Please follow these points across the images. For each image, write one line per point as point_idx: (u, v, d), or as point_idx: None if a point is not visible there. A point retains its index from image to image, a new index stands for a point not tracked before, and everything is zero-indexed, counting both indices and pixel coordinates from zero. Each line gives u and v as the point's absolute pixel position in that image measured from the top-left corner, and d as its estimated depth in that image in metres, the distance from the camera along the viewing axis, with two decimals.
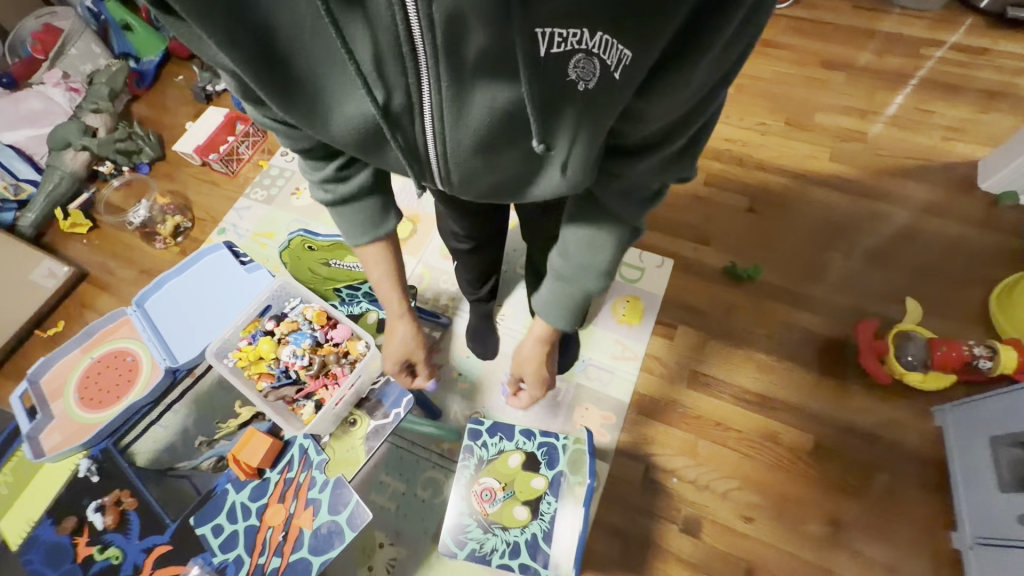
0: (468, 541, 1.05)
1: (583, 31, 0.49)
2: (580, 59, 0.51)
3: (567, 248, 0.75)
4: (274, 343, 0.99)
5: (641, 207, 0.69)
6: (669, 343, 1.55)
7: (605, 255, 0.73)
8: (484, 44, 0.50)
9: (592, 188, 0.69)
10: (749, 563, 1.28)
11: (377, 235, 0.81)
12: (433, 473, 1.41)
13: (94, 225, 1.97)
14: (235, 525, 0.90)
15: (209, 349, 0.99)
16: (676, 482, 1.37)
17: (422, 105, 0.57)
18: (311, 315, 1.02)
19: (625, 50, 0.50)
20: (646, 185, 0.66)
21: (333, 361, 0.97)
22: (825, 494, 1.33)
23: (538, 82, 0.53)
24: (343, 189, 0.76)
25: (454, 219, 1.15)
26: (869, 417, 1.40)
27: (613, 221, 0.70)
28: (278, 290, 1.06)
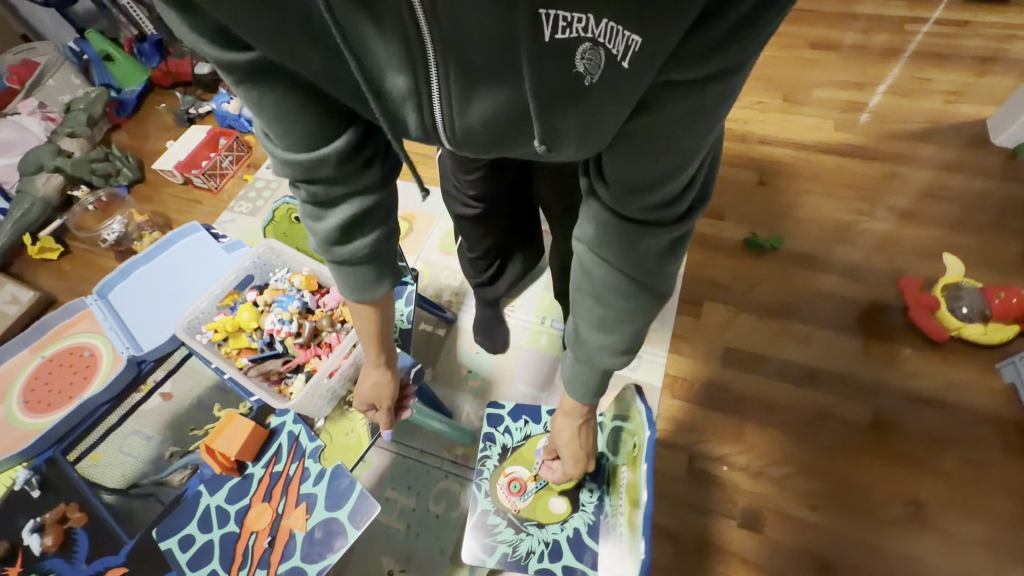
0: (497, 544, 0.87)
1: (588, 16, 0.40)
2: (586, 50, 0.42)
3: (581, 338, 0.63)
4: (255, 311, 0.85)
5: (655, 267, 0.57)
6: (696, 321, 1.40)
7: (626, 331, 0.61)
8: (485, 34, 0.42)
9: (600, 254, 0.57)
10: (826, 557, 1.09)
11: (364, 299, 0.74)
12: (446, 483, 1.22)
13: (65, 250, 1.84)
14: (208, 534, 0.73)
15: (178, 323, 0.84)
16: (728, 470, 1.19)
17: (429, 104, 0.49)
18: (300, 281, 0.88)
19: (633, 36, 0.40)
20: (657, 242, 0.54)
21: (326, 327, 0.83)
22: (899, 470, 1.16)
23: (543, 77, 0.44)
24: (339, 250, 0.68)
25: (462, 179, 1.07)
26: (930, 380, 1.26)
27: (626, 296, 0.58)
28: (260, 258, 0.92)
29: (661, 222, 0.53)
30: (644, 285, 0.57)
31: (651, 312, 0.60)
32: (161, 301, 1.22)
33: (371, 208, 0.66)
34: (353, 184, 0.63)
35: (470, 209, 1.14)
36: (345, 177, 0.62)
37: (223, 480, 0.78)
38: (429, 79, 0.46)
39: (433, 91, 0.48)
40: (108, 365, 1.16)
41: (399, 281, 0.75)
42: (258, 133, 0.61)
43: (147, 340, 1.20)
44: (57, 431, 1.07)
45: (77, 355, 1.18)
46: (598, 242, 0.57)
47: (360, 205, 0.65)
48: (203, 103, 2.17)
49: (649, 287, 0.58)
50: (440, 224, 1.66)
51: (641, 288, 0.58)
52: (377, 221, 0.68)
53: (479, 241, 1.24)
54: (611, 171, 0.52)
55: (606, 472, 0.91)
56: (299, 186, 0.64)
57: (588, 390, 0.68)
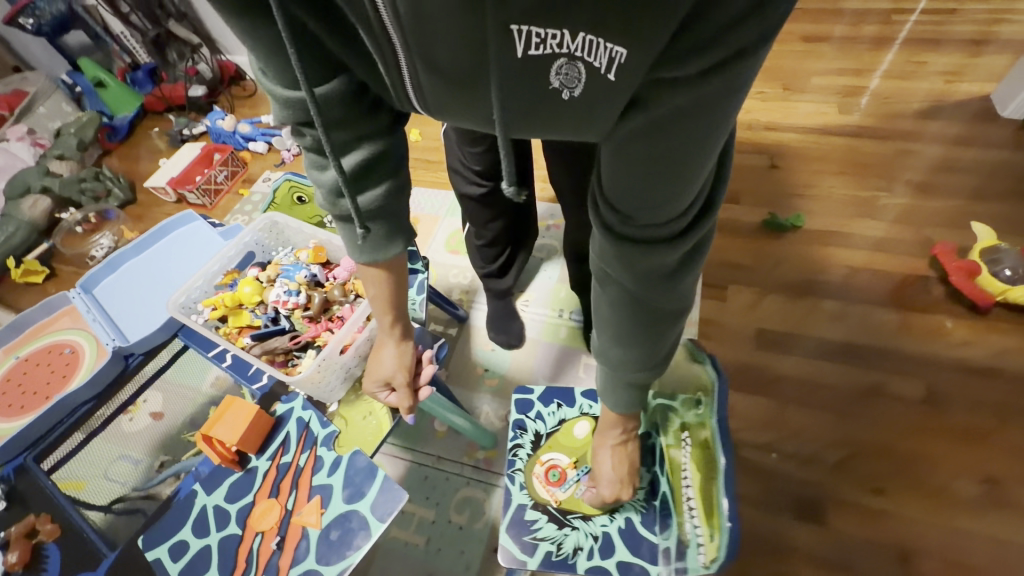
0: (537, 542, 0.75)
1: (563, 31, 0.37)
2: (562, 64, 0.40)
3: (600, 348, 0.59)
4: (258, 286, 0.85)
5: (663, 288, 0.50)
6: (723, 304, 1.31)
7: (635, 346, 0.56)
8: (454, 46, 0.41)
9: (605, 271, 0.52)
10: (899, 547, 0.98)
11: (374, 259, 0.64)
12: (468, 491, 1.10)
13: (51, 273, 1.75)
14: (205, 538, 0.62)
15: (172, 301, 0.83)
16: (776, 459, 1.08)
17: (403, 86, 0.48)
18: (307, 255, 0.88)
19: (618, 46, 0.36)
20: (663, 263, 0.48)
21: (337, 299, 0.81)
22: (963, 446, 1.07)
23: (516, 88, 0.43)
24: (344, 203, 0.61)
25: (469, 153, 1.00)
26: (979, 349, 1.18)
27: (629, 315, 0.53)
28: (261, 234, 0.91)
29: (663, 239, 0.46)
30: (651, 301, 0.52)
31: (664, 326, 0.55)
32: (150, 293, 1.20)
33: (379, 156, 0.58)
34: (354, 129, 0.55)
35: (478, 188, 1.06)
36: (346, 122, 0.55)
37: (221, 477, 0.67)
38: (399, 68, 0.46)
39: (405, 80, 0.47)
40: (92, 360, 1.11)
41: (413, 244, 0.66)
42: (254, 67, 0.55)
43: (131, 330, 1.15)
44: (30, 434, 0.96)
45: (57, 352, 1.14)
46: (601, 257, 0.51)
47: (366, 153, 0.57)
48: (197, 124, 2.12)
49: (658, 304, 0.52)
50: (445, 224, 1.59)
51: (648, 304, 0.52)
52: (387, 171, 0.60)
53: (486, 227, 1.16)
54: (608, 183, 0.46)
55: (657, 454, 0.77)
56: (301, 130, 0.58)
57: (607, 389, 0.64)
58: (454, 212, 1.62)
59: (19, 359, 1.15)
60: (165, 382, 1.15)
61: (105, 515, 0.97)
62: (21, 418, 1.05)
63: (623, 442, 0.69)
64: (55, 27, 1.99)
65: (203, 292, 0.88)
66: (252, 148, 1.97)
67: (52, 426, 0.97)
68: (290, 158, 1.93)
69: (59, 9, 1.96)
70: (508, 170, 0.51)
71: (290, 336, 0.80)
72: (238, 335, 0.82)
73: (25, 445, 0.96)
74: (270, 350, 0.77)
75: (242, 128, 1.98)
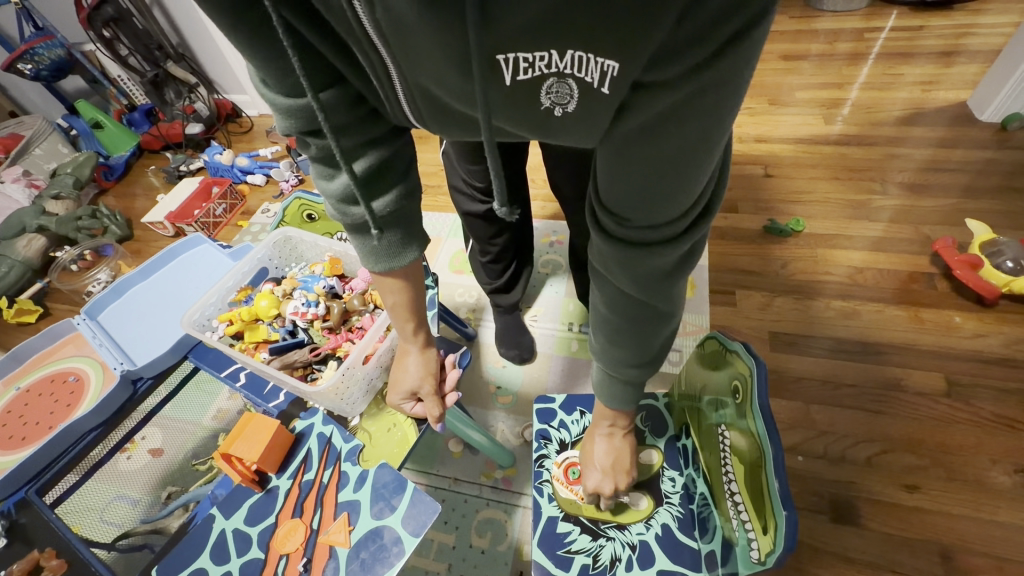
0: (573, 555, 0.72)
1: (551, 52, 0.36)
2: (552, 84, 0.39)
3: (601, 352, 0.58)
4: (274, 300, 0.89)
5: (663, 290, 0.49)
6: (734, 309, 1.31)
7: (635, 348, 0.55)
8: (441, 67, 0.40)
9: (606, 273, 0.50)
10: (942, 544, 0.94)
11: (393, 266, 0.61)
12: (488, 512, 1.05)
13: (44, 312, 1.70)
14: (226, 565, 0.64)
15: (186, 319, 0.87)
16: (804, 461, 1.05)
17: (396, 98, 0.48)
18: (325, 268, 0.95)
19: (609, 61, 0.35)
20: (664, 264, 0.46)
21: (357, 309, 0.87)
22: (990, 437, 1.05)
23: (508, 108, 0.43)
24: (356, 211, 0.57)
25: (467, 168, 0.94)
26: (992, 341, 1.19)
27: (628, 319, 0.52)
28: (273, 248, 0.97)
29: (664, 238, 0.44)
30: (652, 304, 0.50)
31: (664, 327, 0.53)
32: (160, 315, 1.21)
33: (389, 160, 0.56)
34: (364, 133, 0.52)
35: (483, 206, 1.00)
36: (355, 127, 0.51)
37: (240, 498, 0.70)
38: (391, 82, 0.46)
39: (398, 92, 0.47)
40: (98, 386, 1.10)
41: (428, 248, 0.63)
42: (253, 78, 0.52)
43: (139, 355, 1.15)
44: (33, 466, 0.95)
45: (61, 382, 1.12)
46: (601, 261, 0.50)
47: (376, 158, 0.54)
48: (194, 160, 2.12)
49: (658, 306, 0.51)
50: (449, 245, 1.59)
51: (652, 307, 0.51)
52: (397, 175, 0.57)
53: (491, 244, 1.10)
54: (603, 187, 0.44)
55: (687, 454, 0.79)
56: (306, 140, 0.53)
57: (607, 393, 0.62)
58: (457, 233, 1.62)
59: (20, 391, 1.13)
60: (163, 417, 1.12)
61: (111, 552, 0.90)
62: (23, 450, 1.02)
63: (615, 433, 0.68)
64: (54, 71, 1.98)
65: (218, 308, 0.92)
66: (250, 180, 1.98)
67: (57, 456, 0.97)
68: (288, 189, 1.92)
69: (59, 54, 1.95)
70: (497, 190, 0.48)
71: (310, 348, 0.84)
72: (257, 351, 0.86)
73: (26, 478, 0.95)
74: (290, 363, 0.81)
75: (239, 161, 1.99)
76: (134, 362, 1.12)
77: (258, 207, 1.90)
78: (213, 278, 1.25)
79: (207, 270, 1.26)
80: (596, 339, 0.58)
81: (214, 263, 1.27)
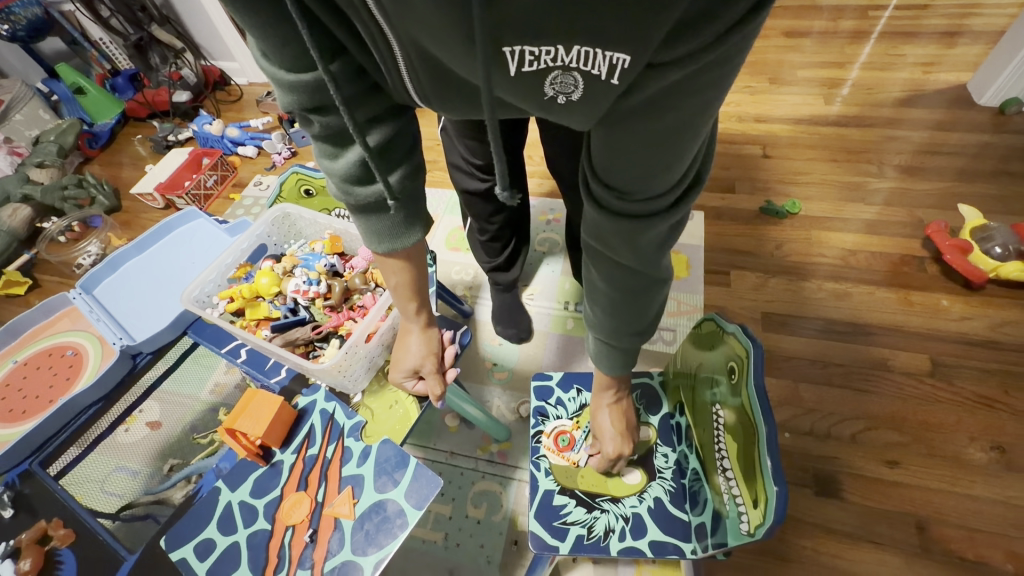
0: (568, 527, 0.74)
1: (556, 47, 0.36)
2: (557, 76, 0.39)
3: (596, 318, 0.59)
4: (275, 277, 0.89)
5: (657, 257, 0.50)
6: (727, 290, 1.33)
7: (629, 316, 0.56)
8: (442, 44, 0.40)
9: (602, 244, 0.50)
10: (918, 516, 0.99)
11: (395, 246, 0.60)
12: (484, 484, 1.08)
13: (33, 284, 1.67)
14: (233, 535, 0.66)
15: (186, 295, 0.87)
16: (790, 437, 1.09)
17: (399, 75, 0.48)
18: (325, 246, 0.94)
19: (619, 53, 0.34)
20: (659, 233, 0.47)
21: (359, 287, 0.87)
22: (969, 415, 1.09)
23: (512, 88, 0.42)
24: (360, 191, 0.56)
25: (465, 144, 0.92)
26: (977, 324, 1.22)
27: (623, 287, 0.53)
28: (274, 224, 0.96)
29: (660, 208, 0.45)
30: (645, 272, 0.51)
31: (658, 295, 0.55)
32: (157, 291, 1.20)
33: (393, 140, 0.55)
34: (367, 110, 0.51)
35: (482, 183, 0.98)
36: (358, 103, 0.50)
37: (245, 471, 0.71)
38: (393, 56, 0.45)
39: (400, 67, 0.46)
40: (96, 362, 1.11)
41: (431, 228, 0.63)
42: (252, 52, 0.50)
43: (137, 331, 1.14)
44: (36, 438, 0.98)
45: (59, 356, 1.12)
46: (597, 236, 0.50)
47: (379, 137, 0.53)
48: (182, 129, 2.06)
49: (651, 273, 0.52)
50: (445, 222, 1.58)
51: (645, 277, 0.52)
52: (401, 154, 0.56)
53: (490, 221, 1.09)
54: (602, 163, 0.44)
55: (680, 432, 0.81)
56: (308, 117, 0.52)
57: (605, 360, 0.64)
58: (454, 209, 1.60)
59: (17, 363, 1.13)
60: (161, 391, 1.09)
61: (114, 521, 0.93)
62: (25, 423, 1.03)
63: (618, 400, 0.70)
64: (32, 32, 1.87)
65: (217, 285, 0.91)
66: (241, 152, 1.93)
67: (58, 429, 1.00)
68: (281, 161, 1.89)
69: (36, 14, 1.86)
70: (499, 172, 0.47)
71: (312, 326, 0.85)
72: (258, 329, 0.86)
73: (28, 450, 0.98)
74: (292, 341, 0.82)
75: (230, 132, 1.94)
76: (133, 338, 1.12)
77: (249, 179, 1.86)
78: (208, 253, 1.24)
79: (200, 244, 1.25)
80: (592, 312, 0.59)
81: (208, 237, 1.26)
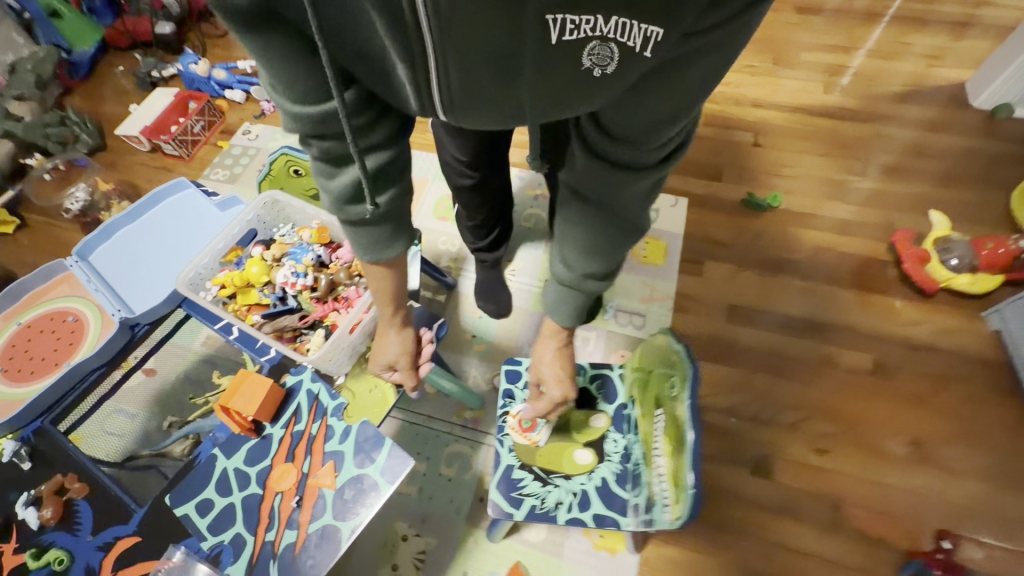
0: (523, 498, 0.85)
1: (597, 17, 0.43)
2: (594, 47, 0.45)
3: (567, 266, 0.65)
4: (264, 266, 0.94)
5: (639, 206, 0.60)
6: (700, 279, 1.40)
7: (604, 264, 0.64)
8: (488, 30, 0.44)
9: (593, 189, 0.59)
10: (836, 497, 1.12)
11: (385, 258, 0.65)
12: (458, 447, 1.19)
13: (21, 223, 1.67)
14: (229, 497, 0.76)
15: (181, 279, 0.93)
16: (736, 422, 1.20)
17: (426, 82, 0.51)
18: (312, 235, 0.98)
19: (654, 27, 0.43)
20: (646, 181, 0.57)
21: (343, 281, 0.92)
22: (898, 411, 1.21)
23: (546, 67, 0.47)
24: (354, 209, 0.61)
25: (453, 140, 0.94)
26: (923, 328, 1.31)
27: (606, 232, 0.61)
28: (263, 211, 1.00)
29: (650, 161, 0.55)
30: (626, 219, 0.60)
31: (630, 246, 0.64)
32: (151, 259, 1.23)
33: (386, 164, 0.59)
34: (367, 137, 0.56)
35: (468, 177, 1.01)
36: (358, 132, 0.56)
37: (239, 442, 0.80)
38: (426, 64, 0.48)
39: (430, 73, 0.49)
40: (96, 330, 1.15)
41: (416, 242, 0.67)
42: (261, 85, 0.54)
43: (136, 301, 1.19)
44: (46, 400, 1.05)
45: (61, 321, 1.17)
46: (588, 182, 0.59)
47: (376, 161, 0.58)
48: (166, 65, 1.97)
49: (631, 221, 0.61)
50: (434, 189, 1.60)
51: (624, 226, 0.61)
52: (393, 177, 0.61)
53: (477, 209, 1.12)
54: (610, 118, 0.52)
55: (631, 421, 0.90)
56: (310, 142, 0.56)
57: (563, 313, 0.70)
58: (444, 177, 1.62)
59: (20, 325, 1.17)
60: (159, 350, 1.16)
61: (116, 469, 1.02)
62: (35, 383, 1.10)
63: (562, 348, 0.77)
64: None
65: (211, 268, 0.97)
66: (229, 96, 1.87)
67: (66, 391, 1.08)
68: (270, 110, 1.84)
69: None
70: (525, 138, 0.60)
71: (299, 315, 0.92)
72: (250, 314, 0.94)
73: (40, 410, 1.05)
74: (281, 328, 0.89)
75: (217, 74, 1.87)
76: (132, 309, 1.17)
77: (237, 126, 1.83)
78: (202, 225, 1.28)
79: (190, 213, 1.27)
80: (563, 260, 0.66)
81: (198, 206, 1.28)
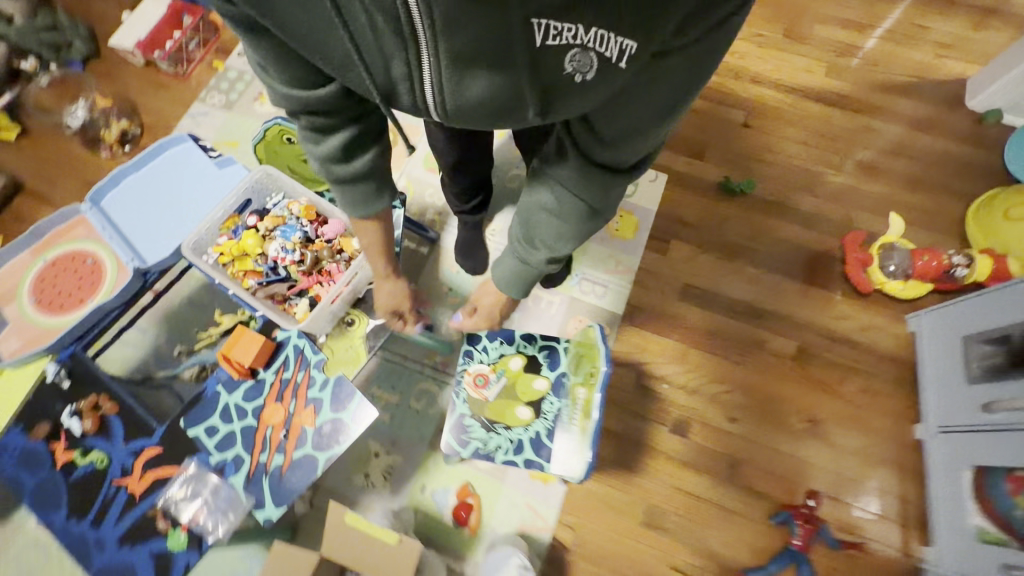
0: (471, 440, 1.06)
1: (579, 26, 0.49)
2: (576, 53, 0.51)
3: (535, 247, 0.76)
4: (258, 239, 1.10)
5: (613, 200, 0.70)
6: (662, 257, 1.52)
7: (573, 245, 0.74)
8: (481, 33, 0.50)
9: (576, 186, 0.67)
10: (734, 457, 1.35)
11: (370, 211, 0.78)
12: (428, 385, 1.39)
13: (22, 129, 1.71)
14: (229, 426, 1.02)
15: (187, 245, 1.07)
16: (666, 388, 1.40)
17: (421, 81, 0.56)
18: (300, 212, 1.12)
19: (628, 41, 0.49)
20: (622, 180, 0.66)
21: (327, 259, 1.09)
22: (806, 393, 1.40)
23: (532, 69, 0.53)
24: (341, 169, 0.72)
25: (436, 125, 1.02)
26: (850, 323, 1.47)
27: (581, 220, 0.71)
28: (257, 185, 1.14)
29: (629, 165, 0.64)
30: (599, 210, 0.70)
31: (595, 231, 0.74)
32: (156, 204, 1.34)
33: (367, 130, 0.70)
34: (350, 110, 0.67)
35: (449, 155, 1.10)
36: (342, 107, 0.66)
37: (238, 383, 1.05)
38: (421, 65, 0.54)
39: (425, 75, 0.55)
40: (114, 273, 1.29)
41: (396, 196, 0.80)
42: (251, 64, 0.62)
43: (146, 249, 1.31)
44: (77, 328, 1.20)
45: (81, 262, 1.29)
46: (575, 179, 0.67)
47: (358, 128, 0.69)
48: None
49: (602, 212, 0.71)
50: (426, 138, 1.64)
51: (597, 216, 0.71)
52: (372, 139, 0.72)
53: (459, 179, 1.21)
54: (600, 122, 0.60)
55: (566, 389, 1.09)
56: (298, 115, 0.66)
57: (518, 287, 0.82)
58: None
59: (47, 263, 1.29)
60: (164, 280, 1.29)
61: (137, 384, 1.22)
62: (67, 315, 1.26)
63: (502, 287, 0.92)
64: None
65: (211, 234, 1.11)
66: None
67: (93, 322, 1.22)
68: None
69: None
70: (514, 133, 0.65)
71: (288, 284, 1.09)
72: (246, 278, 1.10)
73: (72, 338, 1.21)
74: (272, 295, 1.07)
75: None
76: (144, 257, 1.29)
77: (233, 45, 1.80)
78: (203, 174, 1.36)
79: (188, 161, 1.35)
80: (535, 240, 0.75)
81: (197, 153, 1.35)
